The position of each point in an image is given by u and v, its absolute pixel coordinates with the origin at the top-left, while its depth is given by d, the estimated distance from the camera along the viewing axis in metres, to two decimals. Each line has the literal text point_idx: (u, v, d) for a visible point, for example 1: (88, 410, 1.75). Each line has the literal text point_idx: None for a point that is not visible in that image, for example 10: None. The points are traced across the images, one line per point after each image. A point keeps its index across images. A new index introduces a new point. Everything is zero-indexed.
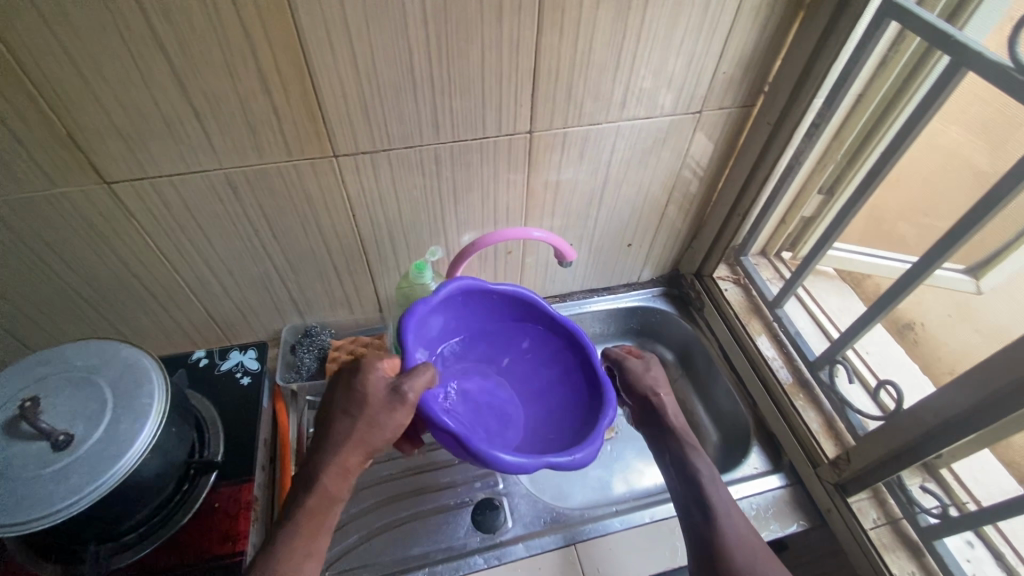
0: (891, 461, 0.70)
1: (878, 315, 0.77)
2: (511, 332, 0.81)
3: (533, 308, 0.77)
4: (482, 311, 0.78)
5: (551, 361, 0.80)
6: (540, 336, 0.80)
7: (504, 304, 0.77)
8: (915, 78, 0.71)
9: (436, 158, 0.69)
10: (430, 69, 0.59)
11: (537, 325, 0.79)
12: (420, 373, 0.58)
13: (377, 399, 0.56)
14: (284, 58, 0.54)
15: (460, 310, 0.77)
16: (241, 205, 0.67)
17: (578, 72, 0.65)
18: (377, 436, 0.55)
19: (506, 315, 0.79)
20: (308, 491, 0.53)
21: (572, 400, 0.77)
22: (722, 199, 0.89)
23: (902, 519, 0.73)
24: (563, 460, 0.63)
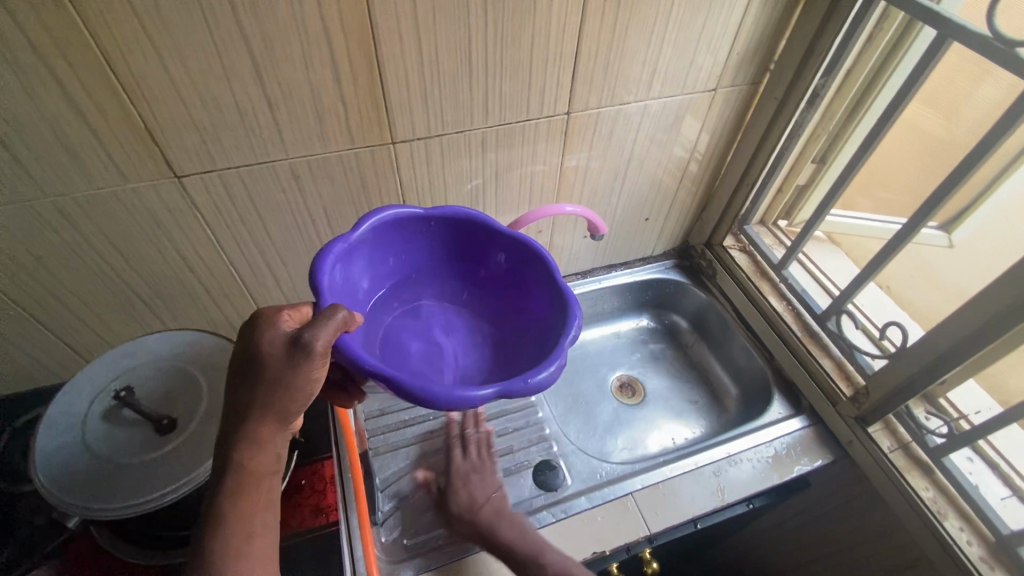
0: (905, 390, 0.79)
1: (874, 272, 0.86)
2: (462, 261, 0.79)
3: (478, 228, 0.75)
4: (423, 247, 0.77)
5: (511, 275, 0.78)
6: (491, 255, 0.78)
7: (447, 231, 0.76)
8: (898, 51, 0.80)
9: (483, 141, 0.74)
10: (486, 56, 0.64)
11: (485, 243, 0.77)
12: (324, 319, 0.52)
13: (278, 357, 0.51)
14: (355, 48, 0.58)
15: (400, 247, 0.75)
16: (303, 194, 0.69)
17: (614, 55, 0.71)
18: (288, 396, 0.51)
19: (450, 240, 0.77)
20: (224, 473, 0.49)
21: (537, 321, 0.75)
22: (731, 172, 0.98)
23: (912, 442, 0.82)
24: (517, 384, 0.61)
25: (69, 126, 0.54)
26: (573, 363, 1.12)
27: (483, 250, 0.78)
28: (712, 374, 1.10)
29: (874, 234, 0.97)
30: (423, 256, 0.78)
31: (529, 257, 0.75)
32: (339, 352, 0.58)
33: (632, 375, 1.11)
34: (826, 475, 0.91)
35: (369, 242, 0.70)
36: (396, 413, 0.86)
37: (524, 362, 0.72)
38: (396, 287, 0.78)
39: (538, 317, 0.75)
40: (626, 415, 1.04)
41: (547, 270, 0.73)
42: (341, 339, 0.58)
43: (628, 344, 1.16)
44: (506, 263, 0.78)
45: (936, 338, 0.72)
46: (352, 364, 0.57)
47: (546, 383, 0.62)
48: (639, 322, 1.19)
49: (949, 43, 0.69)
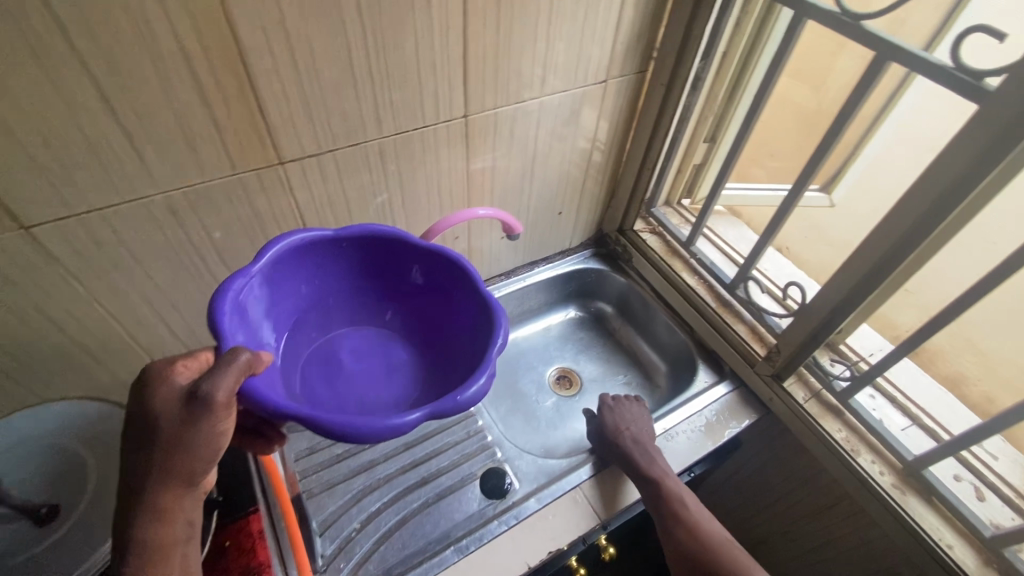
0: (808, 343, 0.85)
1: (769, 240, 0.92)
2: (381, 278, 0.76)
3: (392, 242, 0.71)
4: (338, 268, 0.73)
5: (435, 286, 0.75)
6: (413, 269, 0.75)
7: (359, 250, 0.72)
8: (764, 32, 0.86)
9: (380, 152, 0.70)
10: (369, 64, 0.61)
11: (404, 256, 0.73)
12: (222, 366, 0.47)
13: (173, 416, 0.45)
14: (220, 65, 0.53)
15: (312, 271, 0.70)
16: (186, 231, 0.63)
17: (503, 54, 0.70)
18: (191, 455, 0.46)
19: (366, 258, 0.73)
20: (124, 558, 0.43)
21: (465, 332, 0.72)
22: (632, 158, 1.01)
23: (823, 390, 0.89)
24: (447, 403, 0.58)
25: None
26: (508, 364, 1.12)
27: (403, 264, 0.74)
28: (641, 354, 1.13)
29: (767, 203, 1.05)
30: (338, 279, 0.74)
31: (448, 267, 0.72)
32: (246, 397, 0.53)
33: (567, 367, 1.12)
34: (754, 433, 0.97)
35: (273, 274, 0.65)
36: (326, 449, 0.81)
37: (457, 375, 0.70)
38: (313, 317, 0.73)
39: (465, 328, 0.73)
40: (567, 407, 1.05)
41: (469, 280, 0.71)
42: (247, 383, 0.52)
43: (559, 337, 1.18)
44: (427, 275, 0.75)
45: (830, 292, 0.78)
46: (263, 409, 0.52)
47: (477, 397, 0.60)
48: (567, 314, 1.21)
49: (805, 21, 0.74)
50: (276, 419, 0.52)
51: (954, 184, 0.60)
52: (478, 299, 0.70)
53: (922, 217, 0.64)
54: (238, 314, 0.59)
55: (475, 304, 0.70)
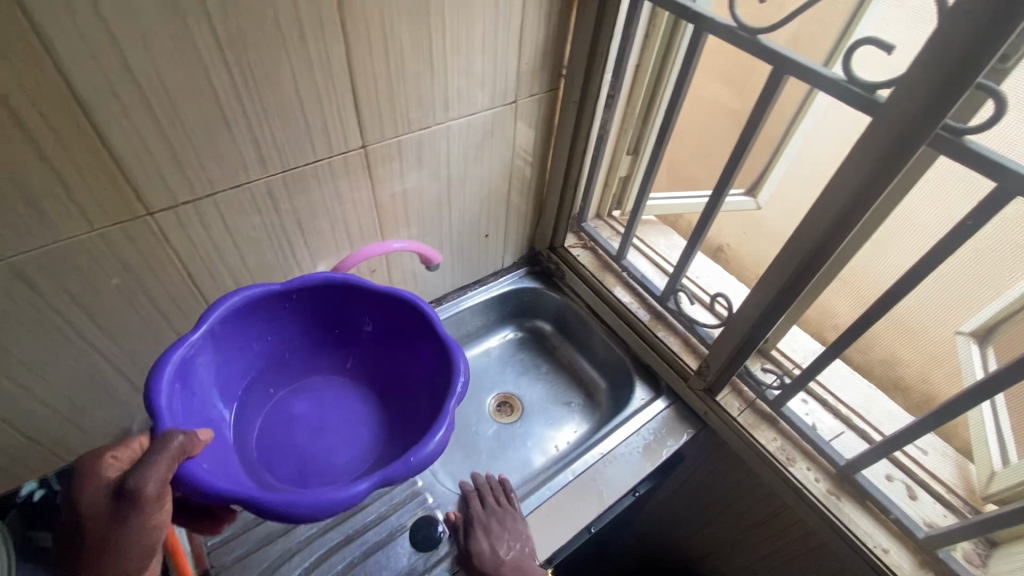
0: (738, 354, 0.83)
1: (697, 241, 0.89)
2: (339, 323, 0.76)
3: (347, 289, 0.72)
4: (291, 320, 0.72)
5: (393, 329, 0.76)
6: (370, 314, 0.75)
7: (314, 301, 0.72)
8: (673, 45, 0.85)
9: (269, 192, 0.65)
10: (241, 101, 0.56)
11: (360, 302, 0.74)
12: (152, 454, 0.45)
13: (99, 517, 0.42)
14: (53, 115, 0.47)
15: (267, 325, 0.70)
16: (43, 298, 0.56)
17: (397, 81, 0.66)
18: (120, 559, 0.42)
19: (322, 306, 0.73)
20: None
21: (427, 375, 0.73)
22: (555, 175, 0.99)
23: (757, 399, 0.89)
24: (400, 469, 0.57)
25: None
26: None
27: (359, 310, 0.75)
28: (582, 372, 1.11)
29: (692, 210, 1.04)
30: (294, 329, 0.74)
31: (405, 312, 0.72)
32: (183, 482, 0.51)
33: (508, 393, 1.08)
34: (695, 446, 0.96)
35: (220, 336, 0.65)
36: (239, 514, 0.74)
37: (419, 422, 0.71)
38: (273, 369, 0.74)
39: (426, 371, 0.74)
40: (507, 433, 1.01)
41: (425, 324, 0.71)
42: (181, 468, 0.50)
43: (498, 360, 1.14)
44: (385, 320, 0.75)
45: (750, 308, 0.77)
46: (202, 494, 0.51)
47: (431, 457, 0.59)
48: (506, 335, 1.17)
49: (705, 36, 0.74)
50: (218, 501, 0.51)
51: (852, 202, 0.59)
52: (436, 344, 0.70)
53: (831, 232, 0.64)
54: (181, 387, 0.58)
55: (433, 348, 0.71)
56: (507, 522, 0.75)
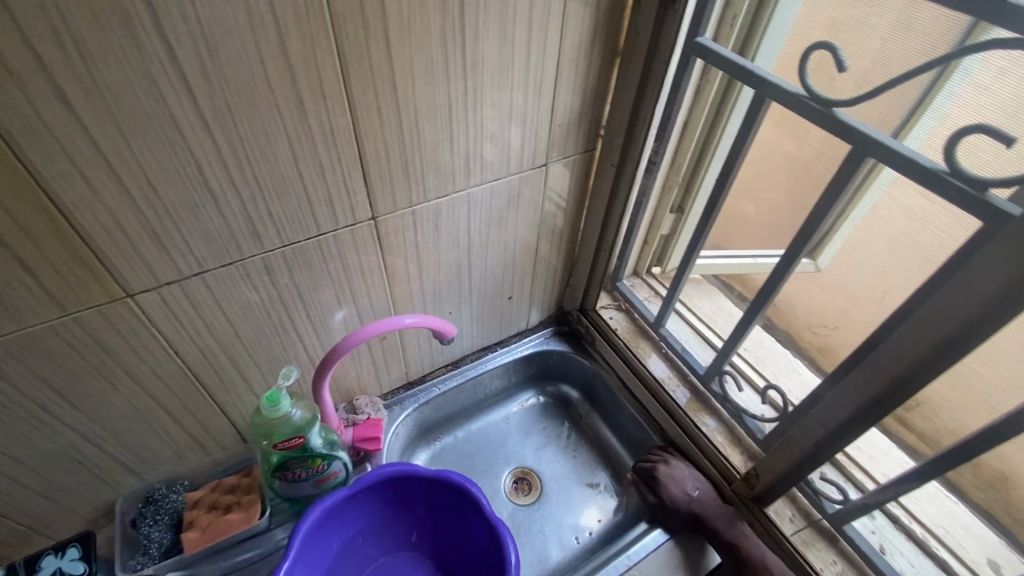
0: (806, 462, 0.71)
1: (756, 314, 0.79)
2: (402, 509, 0.74)
3: (403, 476, 0.70)
4: (353, 514, 0.70)
5: (450, 512, 0.73)
6: (428, 498, 0.73)
7: (374, 491, 0.70)
8: (727, 102, 0.75)
9: (267, 267, 0.59)
10: (234, 178, 0.50)
11: (419, 488, 0.72)
12: None
13: None
14: (12, 203, 0.42)
15: (341, 523, 0.70)
16: (12, 383, 0.51)
17: (411, 149, 0.59)
18: None
19: (386, 496, 0.72)
20: None
21: (488, 556, 0.70)
22: (588, 237, 0.90)
23: (822, 519, 0.76)
24: None
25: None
26: (456, 465, 0.97)
27: (417, 494, 0.73)
28: (610, 449, 0.99)
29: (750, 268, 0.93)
30: (360, 521, 0.72)
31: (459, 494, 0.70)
32: None
33: (525, 467, 0.97)
34: None
35: (299, 561, 0.64)
36: None
37: None
38: (344, 560, 0.72)
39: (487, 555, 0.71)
40: (526, 518, 0.91)
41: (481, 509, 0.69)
42: None
43: (518, 428, 1.03)
44: (440, 499, 0.73)
45: (814, 425, 0.67)
46: None
47: None
48: (528, 400, 1.06)
49: (767, 101, 0.64)
50: None
51: (970, 322, 0.48)
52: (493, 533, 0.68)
53: (928, 348, 0.52)
54: None
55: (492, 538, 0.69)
56: (681, 469, 0.84)
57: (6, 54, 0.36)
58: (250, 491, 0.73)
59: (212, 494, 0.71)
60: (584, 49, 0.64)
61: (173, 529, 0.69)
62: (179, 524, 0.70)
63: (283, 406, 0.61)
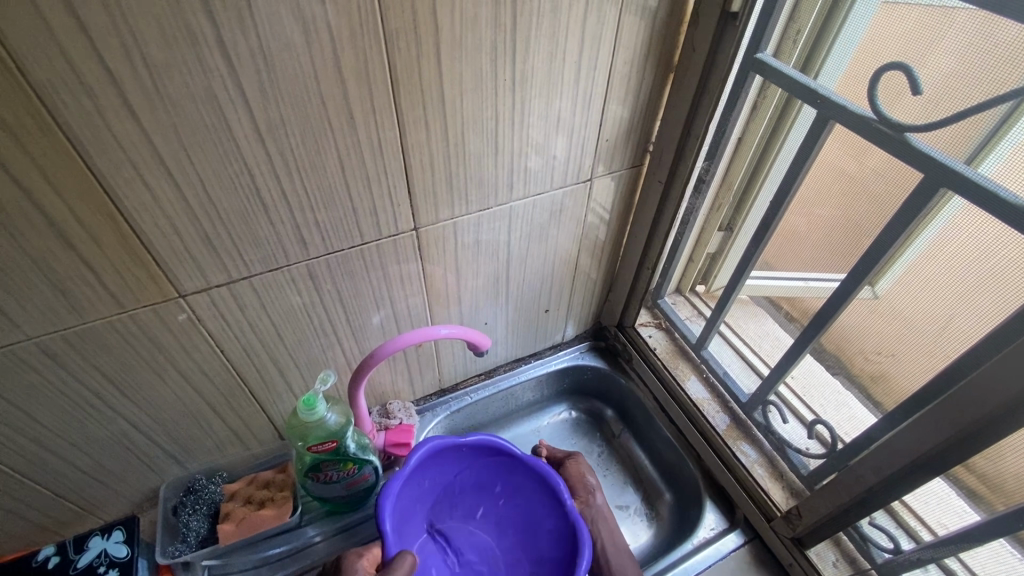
0: (855, 508, 0.67)
1: (806, 345, 0.76)
2: (486, 484, 0.77)
3: (505, 454, 0.74)
4: (449, 466, 0.75)
5: (527, 506, 0.75)
6: (515, 484, 0.76)
7: (473, 454, 0.74)
8: (785, 119, 0.71)
9: (310, 274, 0.60)
10: (283, 187, 0.51)
11: (511, 478, 0.76)
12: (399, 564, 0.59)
13: None
14: (80, 206, 0.44)
15: (443, 470, 0.74)
16: (72, 373, 0.54)
17: (456, 162, 0.59)
18: None
19: (485, 468, 0.76)
20: None
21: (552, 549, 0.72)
22: (630, 253, 0.88)
23: (870, 569, 0.72)
24: None
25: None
26: None
27: (507, 475, 0.76)
28: (643, 471, 0.97)
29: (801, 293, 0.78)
30: (452, 474, 0.75)
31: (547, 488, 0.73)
32: None
33: None
34: None
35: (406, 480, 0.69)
36: None
37: None
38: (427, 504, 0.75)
39: (546, 551, 0.72)
40: None
41: (562, 504, 0.72)
42: None
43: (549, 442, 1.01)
44: (525, 486, 0.75)
45: (867, 471, 0.63)
46: None
47: None
48: (560, 414, 1.05)
49: (832, 121, 0.62)
50: None
51: None
52: (569, 528, 0.71)
53: (1002, 401, 0.47)
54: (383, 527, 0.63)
55: (568, 535, 0.70)
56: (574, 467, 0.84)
57: (80, 68, 0.37)
58: (283, 488, 0.74)
59: (247, 488, 0.73)
60: (637, 64, 0.62)
61: (209, 519, 0.71)
62: (215, 515, 0.72)
63: (319, 411, 0.62)
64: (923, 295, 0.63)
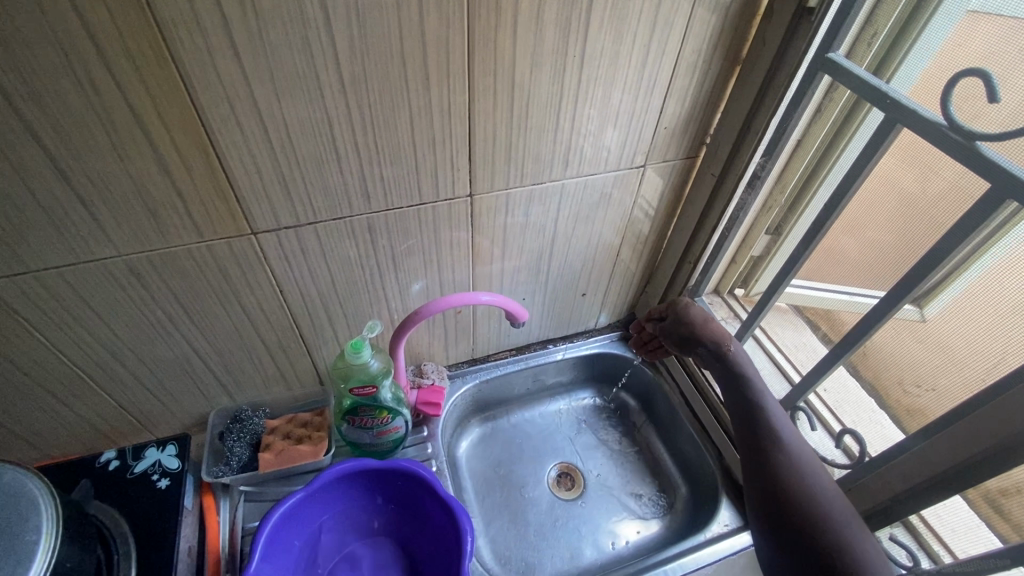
0: (878, 514, 0.68)
1: (844, 354, 0.74)
2: (365, 504, 0.74)
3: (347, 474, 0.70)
4: (310, 510, 0.70)
5: (408, 500, 0.73)
6: (383, 487, 0.73)
7: (325, 492, 0.70)
8: (850, 123, 0.71)
9: (370, 227, 0.64)
10: (356, 139, 0.55)
11: (381, 482, 0.72)
12: None
13: None
14: (182, 137, 0.48)
15: (314, 516, 0.70)
16: (150, 293, 0.60)
17: (517, 132, 0.62)
18: None
19: (348, 492, 0.72)
20: None
21: (440, 518, 0.71)
22: (674, 247, 0.89)
23: None
24: None
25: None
26: (504, 447, 0.99)
27: (369, 487, 0.72)
28: (661, 464, 0.98)
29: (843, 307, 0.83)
30: (319, 518, 0.71)
31: (404, 474, 0.71)
32: None
33: (571, 464, 0.98)
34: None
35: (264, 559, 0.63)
36: None
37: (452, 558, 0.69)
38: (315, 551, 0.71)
39: (437, 517, 0.71)
40: (564, 514, 0.91)
41: (423, 479, 0.70)
42: None
43: (571, 425, 1.03)
44: (388, 487, 0.73)
45: (895, 478, 0.63)
46: None
47: None
48: (583, 399, 1.06)
49: (900, 127, 0.60)
50: None
51: None
52: (439, 498, 0.69)
53: None
54: None
55: (439, 503, 0.70)
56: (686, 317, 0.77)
57: (198, 7, 0.41)
58: (320, 428, 0.78)
59: (286, 425, 0.77)
60: (704, 54, 0.63)
61: (251, 448, 0.75)
62: (257, 446, 0.75)
63: (364, 356, 0.66)
64: (977, 315, 0.62)
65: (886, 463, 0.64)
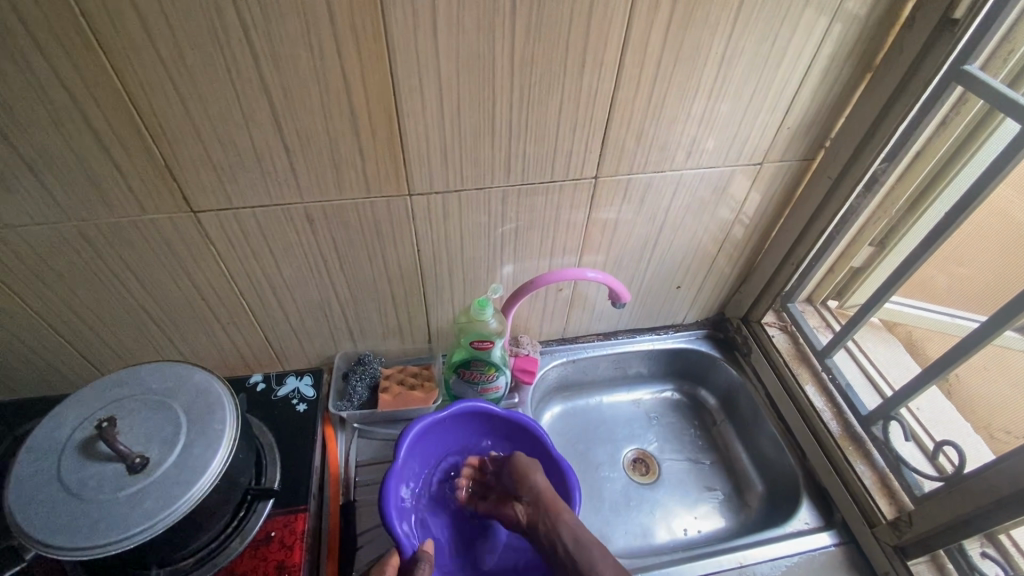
0: (973, 519, 0.67)
1: (933, 379, 0.75)
2: (468, 445, 0.81)
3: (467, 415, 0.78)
4: (429, 439, 0.78)
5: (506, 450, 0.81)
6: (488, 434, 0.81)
7: (446, 426, 0.78)
8: (977, 136, 0.72)
9: (504, 199, 0.71)
10: (512, 117, 0.62)
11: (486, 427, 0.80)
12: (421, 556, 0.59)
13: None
14: (375, 103, 0.57)
15: (427, 446, 0.78)
16: (317, 238, 0.69)
17: (649, 122, 0.67)
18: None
19: (459, 431, 0.80)
20: None
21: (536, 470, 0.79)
22: (775, 249, 0.91)
23: None
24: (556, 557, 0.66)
25: (84, 147, 0.55)
26: (585, 423, 1.03)
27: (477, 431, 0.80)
28: (737, 462, 0.99)
29: (937, 327, 0.90)
30: (431, 449, 0.79)
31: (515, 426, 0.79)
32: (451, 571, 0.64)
33: (646, 451, 1.01)
34: None
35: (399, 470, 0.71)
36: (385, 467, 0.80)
37: None
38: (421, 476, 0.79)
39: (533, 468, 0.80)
40: (638, 495, 0.94)
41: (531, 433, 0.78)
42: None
43: (648, 416, 1.06)
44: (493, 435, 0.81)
45: (1001, 482, 0.62)
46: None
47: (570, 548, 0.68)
48: (662, 393, 1.09)
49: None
50: None
51: None
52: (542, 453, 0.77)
53: None
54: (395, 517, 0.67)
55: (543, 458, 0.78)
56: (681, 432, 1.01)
57: None
58: (429, 379, 0.87)
59: (398, 373, 0.86)
60: (837, 59, 0.66)
61: (370, 389, 0.84)
62: (375, 388, 0.85)
63: (487, 313, 0.74)
64: None
65: (991, 469, 0.64)
